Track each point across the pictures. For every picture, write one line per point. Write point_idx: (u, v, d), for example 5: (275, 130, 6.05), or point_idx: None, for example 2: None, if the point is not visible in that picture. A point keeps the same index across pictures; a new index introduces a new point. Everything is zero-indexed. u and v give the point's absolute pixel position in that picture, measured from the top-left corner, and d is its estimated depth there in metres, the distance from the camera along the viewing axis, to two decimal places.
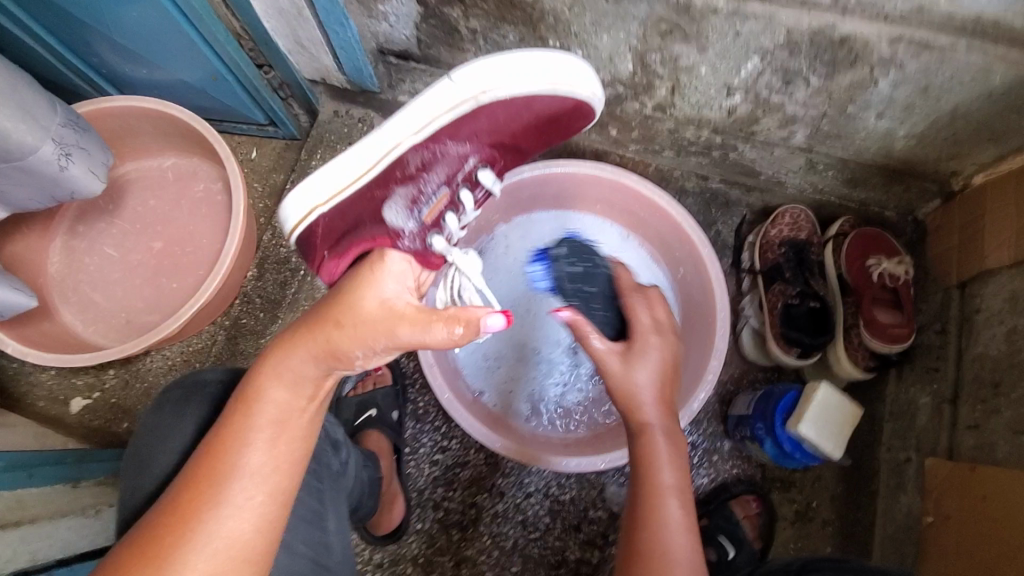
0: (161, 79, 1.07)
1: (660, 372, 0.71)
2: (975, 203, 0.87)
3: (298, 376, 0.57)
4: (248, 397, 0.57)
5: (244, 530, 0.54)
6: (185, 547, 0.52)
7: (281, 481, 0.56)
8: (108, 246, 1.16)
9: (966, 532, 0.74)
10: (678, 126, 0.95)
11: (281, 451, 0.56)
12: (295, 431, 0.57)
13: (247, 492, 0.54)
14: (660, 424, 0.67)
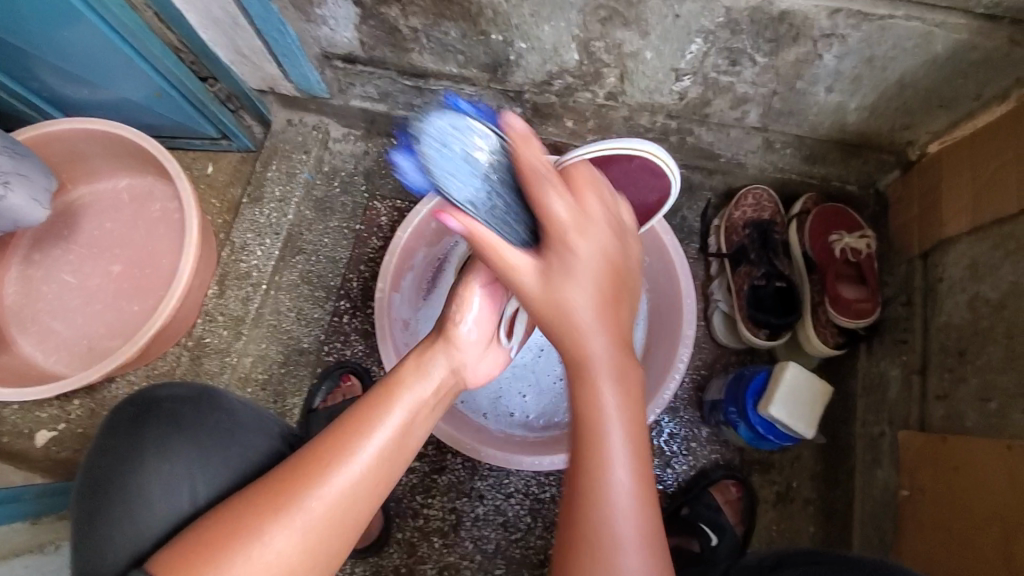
0: (104, 98, 1.05)
1: (610, 302, 0.57)
2: (932, 172, 0.86)
3: (439, 370, 0.61)
4: (395, 376, 0.59)
5: (349, 512, 0.52)
6: (295, 504, 0.50)
7: (396, 468, 0.55)
8: (65, 273, 1.14)
9: (941, 503, 0.73)
10: (632, 113, 0.94)
11: (408, 437, 0.56)
12: (422, 422, 0.58)
13: (369, 464, 0.52)
14: (609, 355, 0.57)
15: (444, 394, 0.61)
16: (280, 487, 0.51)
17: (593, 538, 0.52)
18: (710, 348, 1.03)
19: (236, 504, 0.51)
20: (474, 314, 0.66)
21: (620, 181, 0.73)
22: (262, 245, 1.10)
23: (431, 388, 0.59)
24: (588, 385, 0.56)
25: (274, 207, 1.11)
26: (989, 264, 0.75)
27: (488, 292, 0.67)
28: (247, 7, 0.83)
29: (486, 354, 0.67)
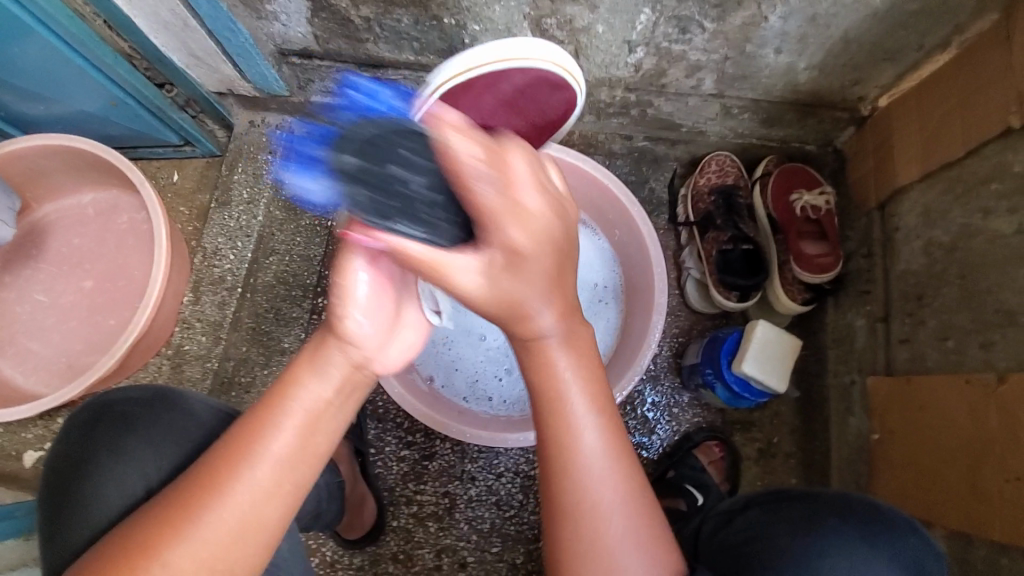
0: (60, 112, 1.03)
1: (558, 287, 0.55)
2: (884, 125, 0.88)
3: (340, 367, 0.55)
4: (288, 382, 0.55)
5: (256, 522, 0.52)
6: (196, 530, 0.51)
7: (302, 477, 0.54)
8: (37, 293, 1.12)
9: (908, 443, 0.77)
10: (591, 89, 0.95)
11: (312, 448, 0.55)
12: (331, 426, 0.56)
13: (269, 483, 0.53)
14: (560, 335, 0.56)
15: (355, 392, 0.57)
16: (178, 516, 0.51)
17: (570, 511, 0.55)
18: (685, 315, 1.06)
19: (136, 526, 0.52)
20: (366, 290, 0.55)
21: (514, 99, 0.68)
22: (235, 248, 1.10)
23: (328, 390, 0.55)
24: (541, 356, 0.56)
25: (242, 210, 1.11)
26: (940, 208, 0.77)
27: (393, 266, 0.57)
28: (196, 7, 0.83)
29: (393, 338, 0.58)
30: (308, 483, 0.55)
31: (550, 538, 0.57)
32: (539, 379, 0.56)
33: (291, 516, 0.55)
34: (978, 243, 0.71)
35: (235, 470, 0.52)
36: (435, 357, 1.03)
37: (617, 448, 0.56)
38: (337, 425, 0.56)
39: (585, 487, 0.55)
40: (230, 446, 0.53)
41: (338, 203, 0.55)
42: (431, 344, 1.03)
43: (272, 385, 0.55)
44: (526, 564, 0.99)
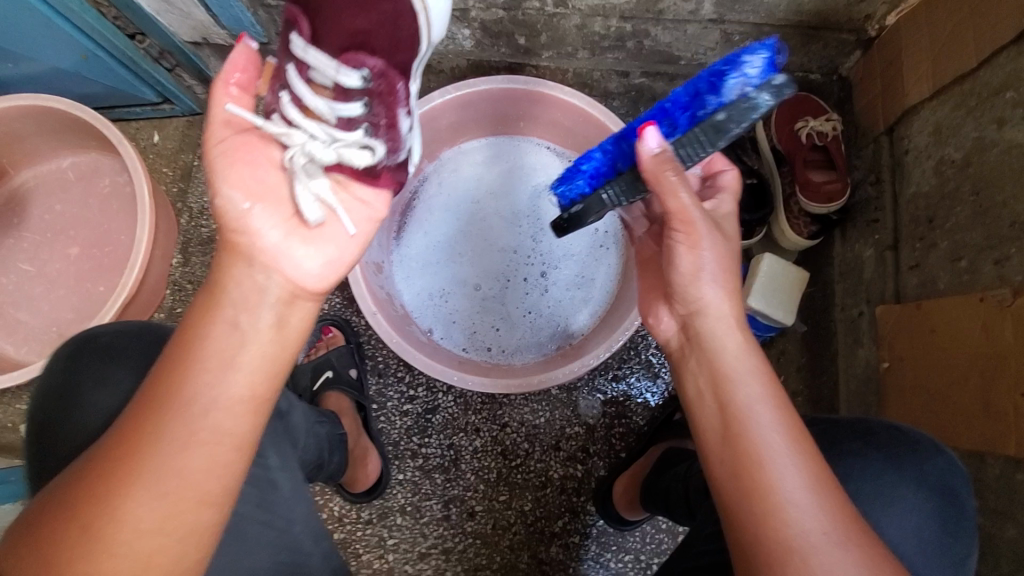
0: (29, 70, 0.98)
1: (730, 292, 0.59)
2: (892, 43, 0.84)
3: (262, 287, 0.55)
4: (199, 328, 0.53)
5: (201, 472, 0.49)
6: (139, 485, 0.48)
7: (232, 420, 0.51)
8: (22, 262, 1.09)
9: (917, 368, 0.75)
10: (584, 20, 0.91)
11: (228, 387, 0.51)
12: (248, 359, 0.52)
13: (193, 427, 0.49)
14: (730, 314, 0.59)
15: (276, 315, 0.55)
16: (99, 481, 0.47)
17: (743, 484, 0.51)
18: None
19: (50, 504, 0.47)
20: (246, 185, 0.56)
21: None
22: None
23: (243, 311, 0.53)
24: (723, 330, 0.59)
25: None
26: (952, 125, 0.74)
27: (255, 158, 0.57)
28: None
29: (303, 241, 0.57)
30: (241, 427, 0.51)
31: (735, 505, 0.51)
32: (703, 371, 0.59)
33: (243, 465, 0.52)
34: (992, 156, 0.67)
35: (158, 417, 0.49)
36: (433, 310, 1.01)
37: (791, 439, 0.52)
38: (252, 360, 0.53)
39: (768, 464, 0.51)
40: (140, 400, 0.50)
41: (248, 92, 0.59)
42: (429, 296, 1.01)
43: (179, 330, 0.53)
44: (535, 510, 0.99)
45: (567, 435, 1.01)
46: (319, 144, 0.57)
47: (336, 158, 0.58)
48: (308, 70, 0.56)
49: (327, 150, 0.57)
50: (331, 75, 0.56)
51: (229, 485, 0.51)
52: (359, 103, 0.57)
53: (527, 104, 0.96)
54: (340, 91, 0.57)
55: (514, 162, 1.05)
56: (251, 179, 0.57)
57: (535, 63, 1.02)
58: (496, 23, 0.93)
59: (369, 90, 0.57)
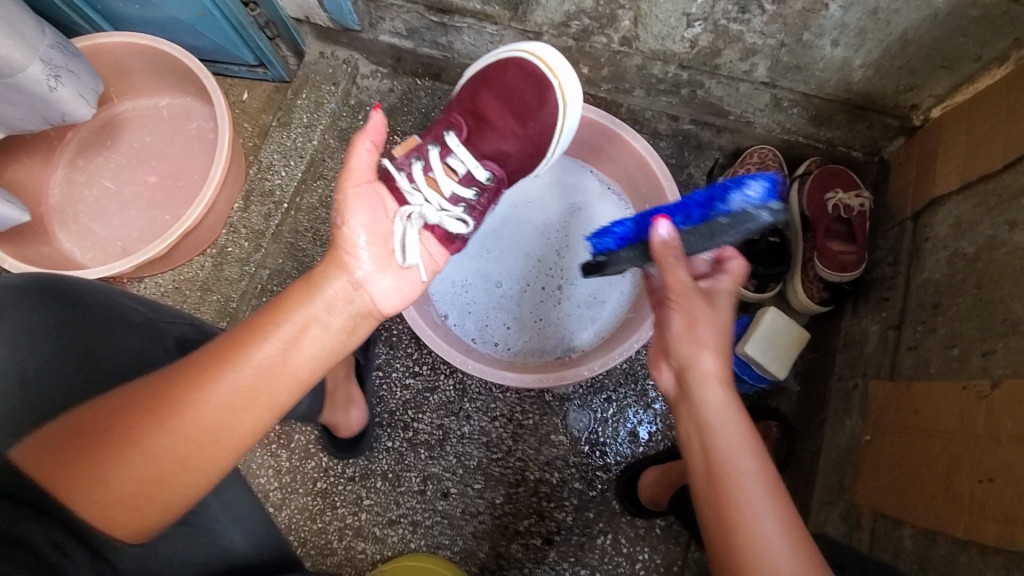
0: (153, 16, 1.12)
1: (720, 358, 0.63)
2: (933, 135, 0.88)
3: (347, 297, 0.66)
4: (286, 300, 0.63)
5: (239, 421, 0.55)
6: (179, 415, 0.53)
7: (281, 394, 0.58)
8: (106, 180, 1.22)
9: (895, 445, 0.77)
10: (645, 61, 0.98)
11: (292, 365, 0.59)
12: (314, 348, 0.61)
13: (240, 383, 0.56)
14: (716, 376, 0.63)
15: (349, 322, 0.65)
16: (151, 403, 0.53)
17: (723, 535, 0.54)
18: None
19: (102, 408, 0.53)
20: (360, 223, 0.70)
21: (501, 94, 0.81)
22: (287, 166, 1.17)
23: (324, 310, 0.63)
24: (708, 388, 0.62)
25: (300, 132, 1.19)
26: (971, 221, 0.77)
27: (376, 203, 0.73)
28: None
29: (383, 277, 0.70)
30: (288, 401, 0.59)
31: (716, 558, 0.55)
32: (695, 431, 0.61)
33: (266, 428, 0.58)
34: (999, 254, 0.70)
35: (220, 363, 0.56)
36: (453, 298, 1.08)
37: (781, 507, 0.54)
38: (317, 350, 0.62)
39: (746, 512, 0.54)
40: (211, 351, 0.57)
41: (377, 150, 0.72)
42: (451, 284, 1.08)
43: (266, 305, 0.62)
44: (504, 505, 1.04)
45: (550, 441, 1.05)
46: (433, 208, 0.76)
47: (438, 219, 0.77)
48: (450, 155, 0.80)
49: (436, 214, 0.76)
50: (467, 167, 0.80)
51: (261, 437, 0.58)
52: (472, 193, 0.80)
53: (577, 127, 1.04)
54: (461, 176, 0.80)
55: (557, 180, 1.12)
56: (364, 215, 0.71)
57: (593, 93, 1.10)
58: (565, 50, 1.01)
59: (485, 186, 0.82)
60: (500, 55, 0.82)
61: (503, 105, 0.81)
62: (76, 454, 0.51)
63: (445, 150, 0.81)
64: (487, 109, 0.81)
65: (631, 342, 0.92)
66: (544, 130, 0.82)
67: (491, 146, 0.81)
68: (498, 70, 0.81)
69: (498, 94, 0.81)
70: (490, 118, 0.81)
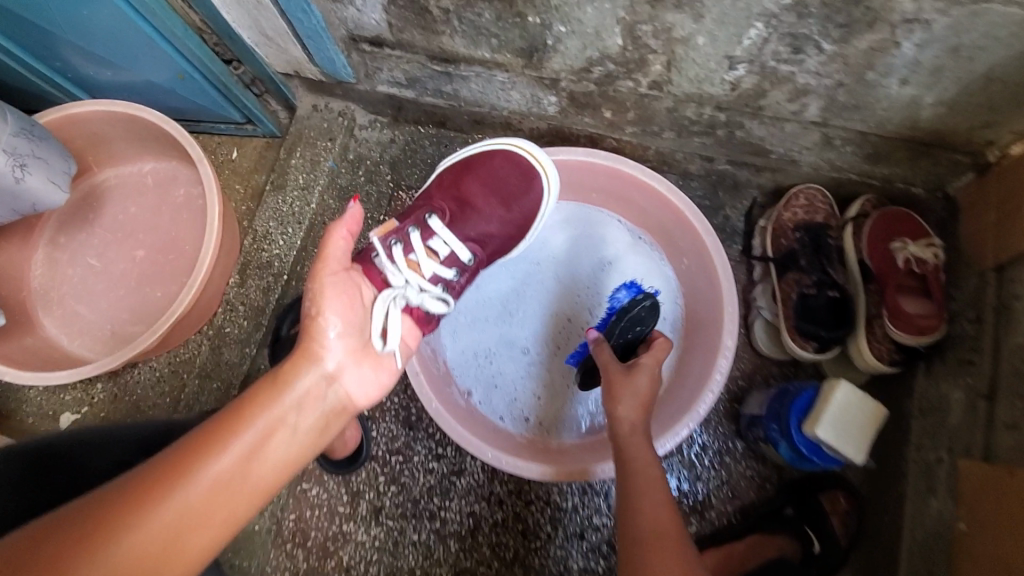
0: (128, 81, 1.02)
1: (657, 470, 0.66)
2: (1015, 175, 0.77)
3: (316, 394, 0.57)
4: (269, 386, 0.55)
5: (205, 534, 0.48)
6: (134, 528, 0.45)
7: (243, 507, 0.50)
8: (90, 257, 1.13)
9: (1002, 546, 0.66)
10: (677, 104, 0.87)
11: (255, 476, 0.51)
12: (279, 454, 0.53)
13: (201, 491, 0.48)
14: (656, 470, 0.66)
15: (321, 419, 0.57)
16: (110, 512, 0.45)
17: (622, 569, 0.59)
18: (749, 357, 0.97)
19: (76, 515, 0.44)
20: (334, 317, 0.59)
21: (484, 178, 0.82)
22: (285, 234, 1.07)
23: (293, 410, 0.55)
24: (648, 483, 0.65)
25: (297, 195, 1.08)
26: None
27: (351, 290, 0.62)
28: None
29: (357, 368, 0.61)
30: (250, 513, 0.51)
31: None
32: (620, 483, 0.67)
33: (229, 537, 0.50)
34: None
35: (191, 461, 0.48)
36: (475, 371, 0.97)
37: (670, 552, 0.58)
38: (290, 449, 0.54)
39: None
40: (185, 451, 0.49)
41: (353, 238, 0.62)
42: (473, 355, 0.97)
43: (228, 405, 0.53)
44: None
45: (593, 524, 0.95)
46: (417, 293, 0.69)
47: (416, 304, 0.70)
48: (433, 237, 0.76)
49: (419, 296, 0.69)
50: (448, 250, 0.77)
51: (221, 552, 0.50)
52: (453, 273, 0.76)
53: (604, 176, 0.93)
54: (443, 258, 0.77)
55: (585, 232, 1.01)
56: (347, 299, 0.62)
57: (617, 136, 0.99)
58: (585, 95, 0.90)
59: (466, 269, 0.79)
60: (478, 146, 0.84)
61: (489, 188, 0.82)
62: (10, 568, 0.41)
63: (426, 233, 0.77)
64: (469, 195, 0.81)
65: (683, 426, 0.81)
66: (530, 211, 0.84)
67: (476, 229, 0.81)
68: (481, 158, 0.83)
69: (485, 178, 0.82)
70: (474, 203, 0.81)
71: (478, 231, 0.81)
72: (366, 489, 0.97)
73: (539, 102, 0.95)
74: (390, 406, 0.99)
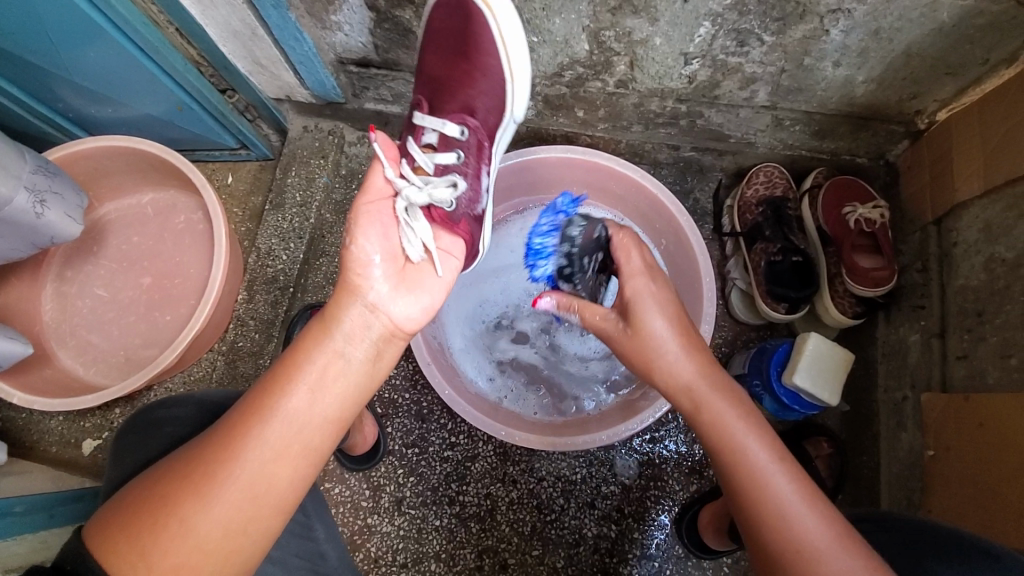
0: (127, 115, 1.07)
1: (680, 328, 0.65)
2: (943, 139, 0.88)
3: (362, 324, 0.60)
4: (300, 346, 0.58)
5: (267, 477, 0.54)
6: (243, 458, 0.53)
7: (315, 438, 0.56)
8: (99, 288, 1.17)
9: (966, 460, 0.76)
10: (642, 99, 0.96)
11: (320, 411, 0.56)
12: (339, 387, 0.58)
13: (283, 439, 0.54)
14: (673, 332, 0.65)
15: (370, 350, 0.60)
16: (232, 434, 0.54)
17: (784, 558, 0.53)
18: (729, 325, 1.06)
19: (155, 488, 0.53)
20: (374, 243, 0.62)
21: (440, 44, 0.77)
22: (287, 249, 1.13)
23: (344, 343, 0.58)
24: (728, 416, 0.60)
25: (295, 212, 1.15)
26: (1003, 225, 0.77)
27: (379, 224, 0.64)
28: (266, 18, 0.85)
29: (405, 295, 0.63)
30: (322, 444, 0.56)
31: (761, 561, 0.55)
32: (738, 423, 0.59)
33: (299, 484, 0.56)
34: None
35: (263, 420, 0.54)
36: (477, 359, 1.04)
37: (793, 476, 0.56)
38: (317, 423, 0.56)
39: (751, 461, 0.57)
40: (241, 410, 0.55)
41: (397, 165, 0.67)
42: (476, 346, 1.05)
43: (282, 357, 0.58)
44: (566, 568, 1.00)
45: (603, 493, 1.02)
46: (413, 188, 0.65)
47: (428, 201, 0.67)
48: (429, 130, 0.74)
49: (422, 194, 0.65)
50: (438, 130, 0.74)
51: (298, 494, 0.56)
52: (454, 154, 0.73)
53: (583, 170, 1.01)
54: (451, 142, 0.75)
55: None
56: (374, 241, 0.63)
57: (590, 133, 1.08)
58: (559, 97, 0.99)
59: (466, 140, 0.76)
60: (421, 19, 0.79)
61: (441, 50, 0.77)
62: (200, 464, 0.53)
63: (416, 132, 0.75)
64: (434, 69, 0.78)
65: None
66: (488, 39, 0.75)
67: (462, 99, 0.77)
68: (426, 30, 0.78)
69: (438, 40, 0.77)
70: (442, 74, 0.77)
71: (459, 97, 0.77)
72: (387, 482, 1.03)
73: None
74: (403, 402, 1.05)
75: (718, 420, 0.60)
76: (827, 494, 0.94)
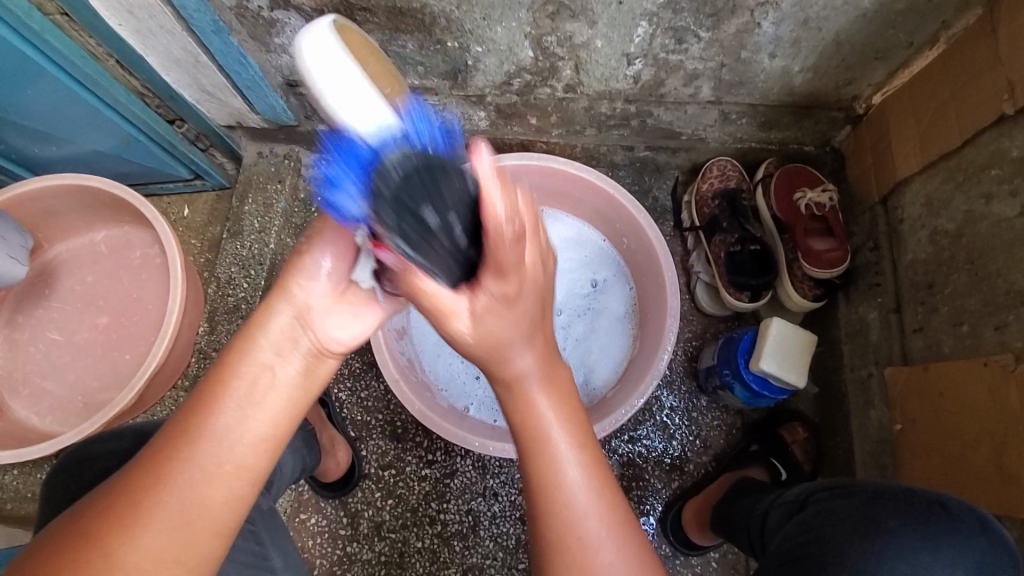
0: (72, 152, 1.05)
1: (543, 350, 0.57)
2: (881, 122, 0.91)
3: (291, 336, 0.57)
4: (231, 357, 0.55)
5: (204, 502, 0.50)
6: (169, 490, 0.49)
7: (251, 456, 0.52)
8: (52, 332, 1.12)
9: (931, 430, 0.77)
10: (592, 103, 0.98)
11: (252, 424, 0.53)
12: (269, 402, 0.54)
13: (214, 462, 0.50)
14: (536, 375, 0.56)
15: (302, 364, 0.57)
16: (159, 462, 0.50)
17: (563, 547, 0.53)
18: (698, 319, 1.07)
19: (71, 526, 0.48)
20: (325, 255, 0.59)
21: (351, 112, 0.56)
22: (248, 277, 1.11)
23: (274, 357, 0.56)
24: (527, 388, 0.56)
25: (254, 239, 1.13)
26: (942, 197, 0.80)
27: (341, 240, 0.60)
28: (208, 44, 0.85)
29: (342, 316, 0.60)
30: (257, 463, 0.52)
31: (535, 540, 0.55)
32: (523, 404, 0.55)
33: (238, 506, 0.52)
34: (983, 228, 0.73)
35: (190, 446, 0.50)
36: (450, 372, 1.03)
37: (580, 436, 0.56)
38: (249, 441, 0.52)
39: (550, 445, 0.54)
40: (167, 437, 0.51)
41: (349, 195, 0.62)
42: (447, 361, 1.03)
43: (210, 373, 0.54)
44: None
45: None
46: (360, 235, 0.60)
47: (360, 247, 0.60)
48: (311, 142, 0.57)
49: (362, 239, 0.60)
50: None
51: (238, 519, 0.52)
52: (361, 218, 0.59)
53: (539, 177, 1.01)
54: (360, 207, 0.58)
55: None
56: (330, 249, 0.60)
57: (545, 139, 1.09)
58: (510, 106, 1.00)
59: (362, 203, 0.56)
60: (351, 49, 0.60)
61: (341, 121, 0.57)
62: (116, 493, 0.48)
63: None
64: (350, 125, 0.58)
65: (647, 386, 0.90)
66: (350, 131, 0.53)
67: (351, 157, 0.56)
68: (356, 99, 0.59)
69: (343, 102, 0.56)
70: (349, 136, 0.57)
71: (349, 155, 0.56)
72: (365, 507, 1.00)
73: (470, 119, 1.04)
74: (376, 424, 1.03)
75: (533, 414, 0.55)
76: (806, 478, 0.95)
